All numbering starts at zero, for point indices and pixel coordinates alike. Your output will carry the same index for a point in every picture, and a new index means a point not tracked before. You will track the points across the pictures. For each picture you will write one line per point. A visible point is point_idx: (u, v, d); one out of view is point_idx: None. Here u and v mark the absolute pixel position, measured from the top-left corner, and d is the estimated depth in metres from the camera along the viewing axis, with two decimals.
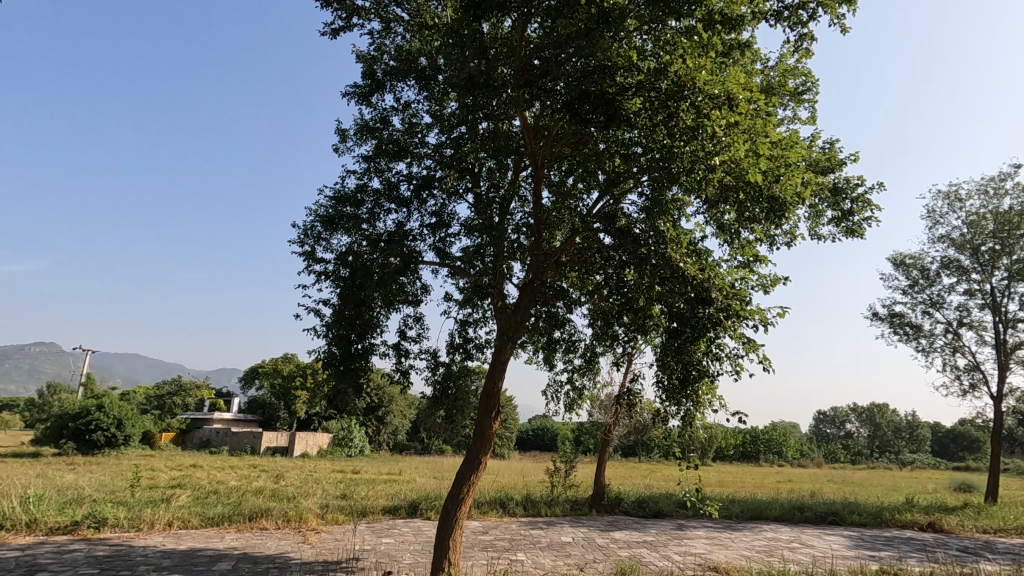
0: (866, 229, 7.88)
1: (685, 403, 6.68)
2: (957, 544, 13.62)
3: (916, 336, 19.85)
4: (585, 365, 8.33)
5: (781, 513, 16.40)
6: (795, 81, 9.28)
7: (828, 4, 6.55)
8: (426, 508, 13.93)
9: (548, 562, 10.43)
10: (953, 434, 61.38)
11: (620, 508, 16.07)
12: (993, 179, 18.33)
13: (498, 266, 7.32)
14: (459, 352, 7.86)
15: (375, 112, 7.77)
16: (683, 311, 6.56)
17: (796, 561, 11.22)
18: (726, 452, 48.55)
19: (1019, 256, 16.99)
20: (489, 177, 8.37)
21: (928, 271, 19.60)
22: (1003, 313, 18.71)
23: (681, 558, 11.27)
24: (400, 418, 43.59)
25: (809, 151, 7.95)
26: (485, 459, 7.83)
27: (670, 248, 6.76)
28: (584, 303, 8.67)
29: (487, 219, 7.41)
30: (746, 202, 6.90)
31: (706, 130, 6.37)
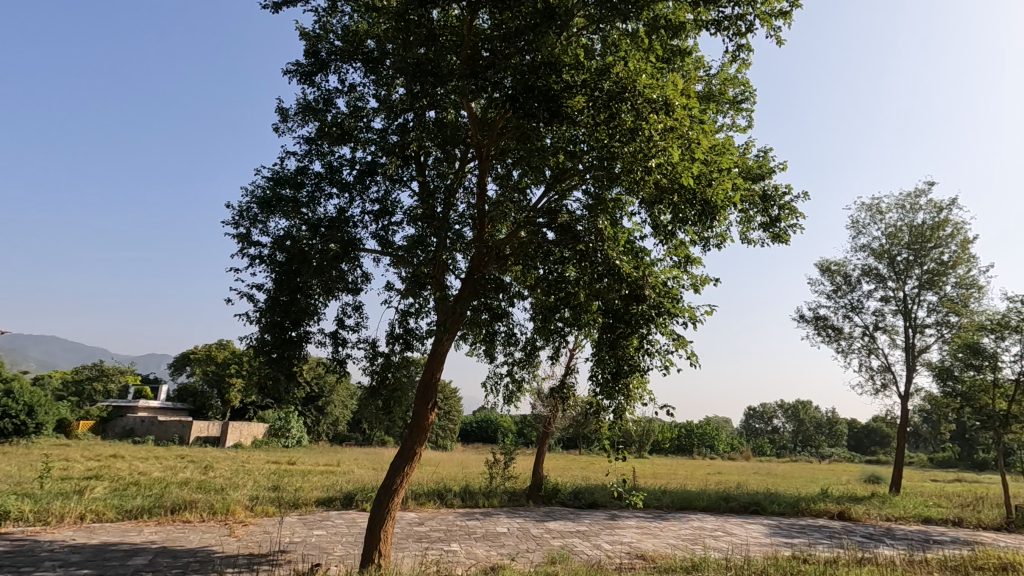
0: (791, 235, 8.39)
1: (618, 396, 6.82)
2: (862, 531, 14.74)
3: (836, 338, 21.21)
4: (525, 358, 8.39)
5: (708, 503, 17.18)
6: (735, 90, 9.70)
7: (764, 18, 6.97)
8: (362, 499, 13.74)
9: (481, 552, 10.50)
10: (867, 430, 66.03)
11: (557, 499, 16.40)
12: (910, 194, 19.78)
13: (440, 257, 7.26)
14: (398, 342, 7.76)
15: (318, 92, 7.48)
16: (618, 307, 6.76)
17: (716, 549, 11.83)
18: (662, 446, 50.39)
19: (930, 267, 18.41)
20: (435, 167, 8.26)
21: (850, 278, 20.95)
22: (913, 319, 20.25)
23: (611, 547, 11.61)
24: (340, 409, 42.66)
25: (742, 158, 8.30)
26: (419, 450, 7.79)
27: (608, 246, 6.92)
28: (526, 296, 8.74)
29: (432, 210, 7.33)
30: (680, 204, 7.09)
31: (644, 133, 6.52)
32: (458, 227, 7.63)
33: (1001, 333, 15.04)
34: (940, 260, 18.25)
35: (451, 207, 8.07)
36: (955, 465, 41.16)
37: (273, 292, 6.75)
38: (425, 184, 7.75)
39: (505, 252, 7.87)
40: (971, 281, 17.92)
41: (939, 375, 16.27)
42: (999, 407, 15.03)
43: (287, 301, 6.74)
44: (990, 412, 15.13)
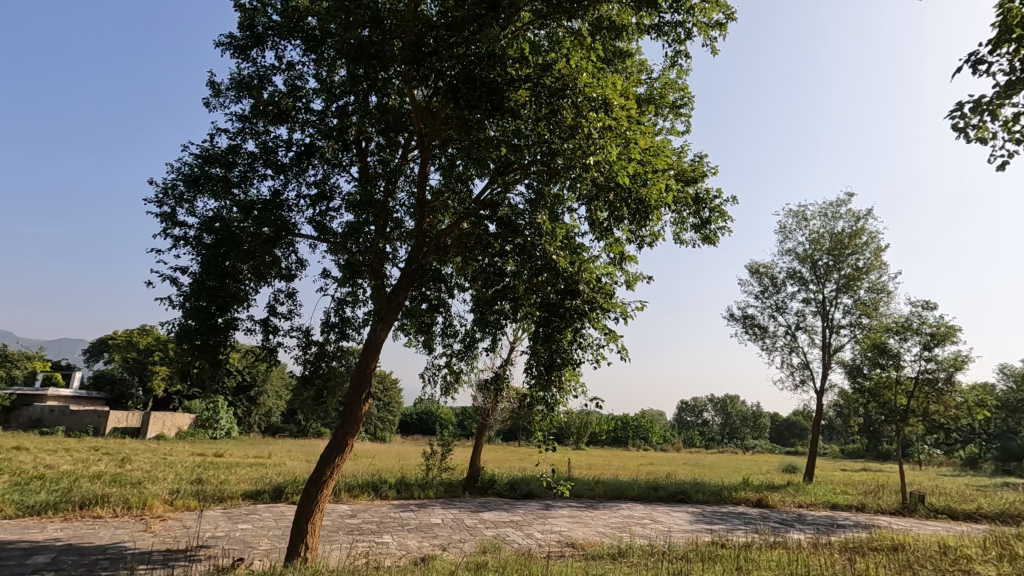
0: (720, 237, 8.84)
1: (550, 387, 6.90)
2: (776, 517, 15.77)
3: (761, 337, 22.44)
4: (464, 350, 8.38)
5: (638, 493, 17.84)
6: (675, 94, 10.06)
7: (701, 27, 7.37)
8: (292, 492, 13.37)
9: (413, 543, 10.46)
10: (788, 423, 70.39)
11: (493, 490, 16.55)
12: (832, 204, 21.16)
13: (378, 245, 7.12)
14: (333, 331, 7.56)
15: (253, 68, 7.14)
16: (553, 301, 6.85)
17: (643, 536, 12.31)
18: (599, 437, 51.78)
19: (847, 271, 19.76)
20: (376, 153, 8.08)
21: (776, 280, 22.20)
22: (829, 320, 21.72)
23: (543, 536, 11.85)
24: (274, 399, 41.20)
25: (679, 161, 8.64)
26: (351, 441, 7.67)
27: (545, 241, 7.00)
28: (466, 288, 8.73)
29: (372, 195, 7.16)
30: (615, 202, 7.30)
31: (583, 130, 6.61)
32: (398, 215, 7.51)
33: (904, 333, 16.41)
34: (856, 266, 19.62)
35: (392, 195, 7.92)
36: (862, 456, 44.68)
37: (199, 276, 6.41)
38: (366, 170, 7.56)
39: (445, 243, 7.80)
40: (881, 286, 19.44)
41: (850, 372, 17.57)
42: (900, 403, 16.41)
43: (214, 286, 6.42)
44: (892, 406, 16.50)
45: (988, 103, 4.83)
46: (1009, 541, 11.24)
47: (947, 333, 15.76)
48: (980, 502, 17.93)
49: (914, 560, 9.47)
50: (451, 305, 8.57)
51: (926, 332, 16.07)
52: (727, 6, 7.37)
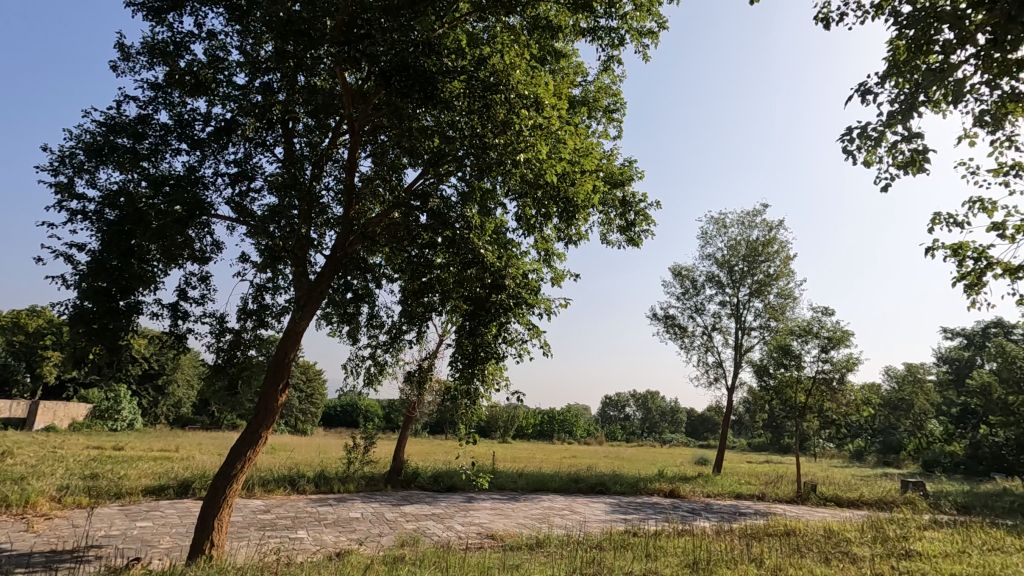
0: (643, 240, 9.23)
1: (473, 381, 6.92)
2: (686, 506, 16.70)
3: (681, 336, 23.61)
4: (389, 341, 8.19)
5: (560, 485, 18.32)
6: (608, 99, 10.38)
7: (634, 35, 7.68)
8: (200, 487, 12.65)
9: (329, 538, 10.20)
10: (701, 418, 74.60)
11: (416, 483, 16.43)
12: (748, 213, 22.55)
13: (302, 230, 6.84)
14: (250, 318, 7.20)
15: (168, 33, 6.62)
16: (479, 295, 6.83)
17: (561, 526, 12.66)
18: (526, 430, 52.66)
19: (759, 277, 21.14)
20: (303, 135, 7.74)
21: (696, 283, 23.41)
22: (742, 322, 23.19)
23: (464, 528, 11.93)
24: (184, 389, 38.72)
25: (608, 164, 8.93)
26: (266, 433, 7.33)
27: (475, 235, 6.96)
28: (394, 279, 8.57)
29: (297, 178, 6.86)
30: (543, 199, 7.43)
31: (515, 127, 6.64)
32: (325, 201, 7.25)
33: (805, 336, 17.83)
34: (768, 272, 21.04)
35: (320, 179, 7.62)
36: (765, 449, 48.21)
37: (99, 253, 5.87)
38: (291, 152, 7.23)
39: (374, 232, 7.60)
40: (788, 292, 20.96)
41: (757, 371, 18.84)
42: (799, 400, 17.82)
43: (117, 265, 5.89)
44: (792, 403, 17.87)
45: (873, 130, 5.33)
46: (882, 524, 12.54)
47: (842, 337, 17.27)
48: (862, 490, 19.81)
49: (803, 543, 10.35)
50: (377, 295, 8.38)
51: (824, 336, 17.53)
52: (659, 15, 7.68)
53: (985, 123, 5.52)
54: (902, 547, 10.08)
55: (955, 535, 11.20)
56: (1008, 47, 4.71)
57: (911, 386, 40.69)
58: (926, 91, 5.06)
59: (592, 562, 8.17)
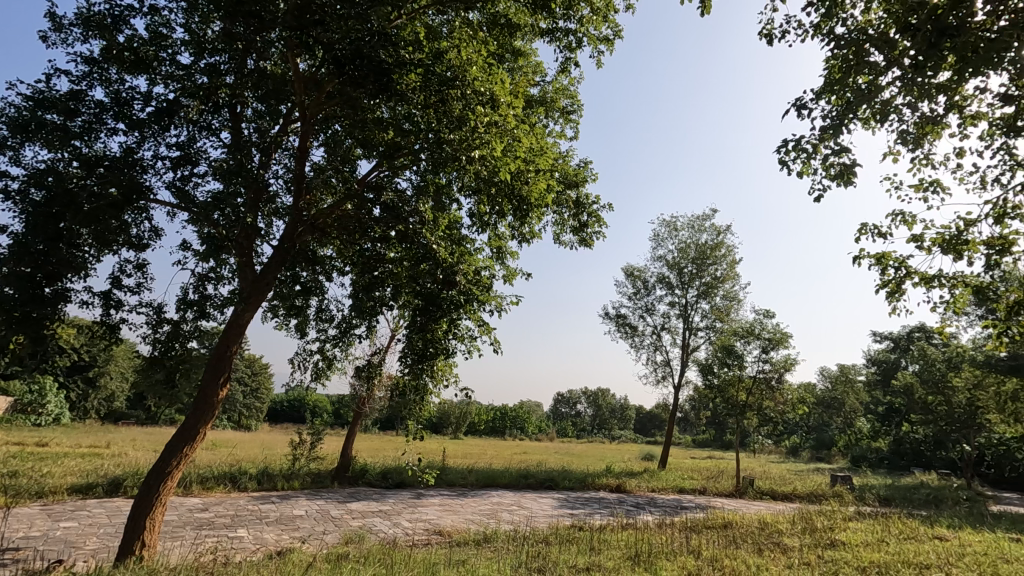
0: (595, 241, 9.40)
1: (422, 377, 6.88)
2: (631, 500, 17.16)
3: (631, 335, 24.17)
4: (338, 336, 8.02)
5: (510, 480, 18.46)
6: (566, 100, 10.52)
7: (591, 39, 7.82)
8: (132, 485, 12.05)
9: (271, 537, 9.92)
10: (650, 415, 76.68)
11: (364, 479, 16.19)
12: (698, 218, 23.31)
13: (249, 218, 6.59)
14: (191, 309, 6.90)
15: (107, 6, 6.24)
16: (431, 290, 6.77)
17: (509, 521, 12.77)
18: (478, 426, 52.67)
19: (707, 279, 21.89)
20: (251, 121, 7.48)
21: (647, 284, 24.01)
22: (689, 322, 23.95)
23: (411, 525, 11.84)
24: (117, 382, 36.73)
25: (563, 165, 9.05)
26: (205, 429, 7.05)
27: (428, 230, 6.87)
28: (345, 272, 8.40)
29: (245, 164, 6.61)
30: (497, 196, 7.45)
31: (470, 124, 6.61)
32: (273, 190, 7.03)
33: (748, 337, 18.61)
34: (715, 275, 21.81)
35: (268, 168, 7.38)
36: (709, 445, 50.06)
37: (23, 236, 5.47)
38: (238, 137, 6.97)
39: (324, 224, 7.41)
40: (733, 294, 21.81)
41: (702, 370, 19.54)
42: (741, 398, 18.59)
43: (43, 249, 5.50)
44: (734, 401, 18.62)
45: (809, 144, 5.62)
46: (811, 516, 13.27)
47: (781, 339, 18.12)
48: (795, 484, 20.90)
49: (738, 535, 10.84)
50: (327, 288, 8.20)
51: (765, 337, 18.34)
52: (615, 21, 7.84)
53: (906, 141, 5.90)
54: (828, 537, 10.72)
55: (876, 526, 11.98)
56: (931, 73, 5.06)
57: (843, 386, 43.12)
58: (857, 108, 5.37)
59: (537, 556, 8.29)
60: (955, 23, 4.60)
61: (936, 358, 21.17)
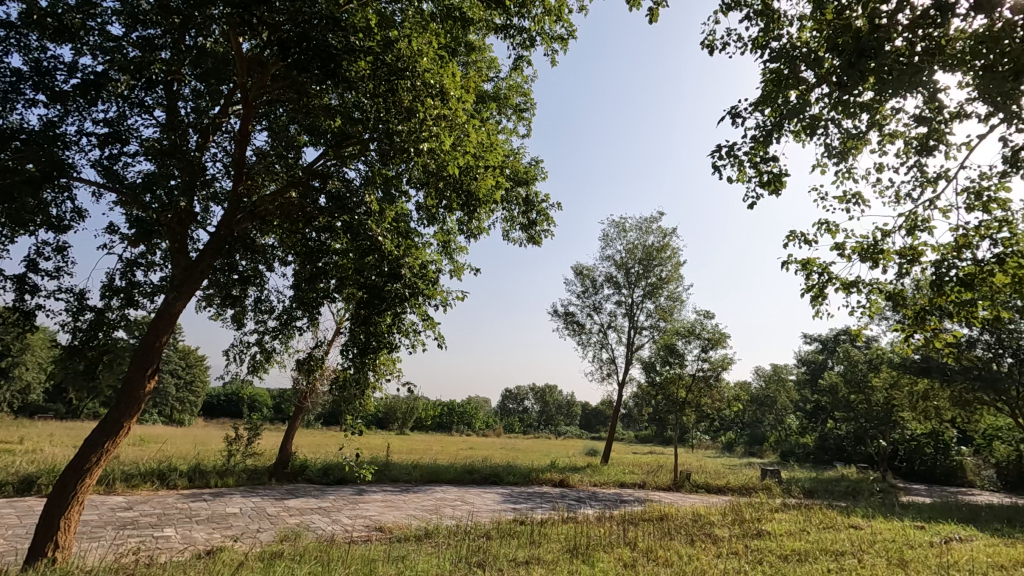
0: (543, 238, 9.52)
1: (364, 370, 6.66)
2: (573, 495, 17.48)
3: (579, 332, 24.59)
4: (278, 328, 7.74)
5: (454, 476, 18.43)
6: (519, 97, 10.59)
7: (544, 38, 7.89)
8: (47, 484, 11.24)
9: (200, 536, 9.52)
10: (595, 412, 78.29)
11: (303, 475, 15.76)
12: (646, 219, 23.94)
13: (183, 203, 6.26)
14: (117, 296, 6.49)
15: None
16: (375, 284, 6.60)
17: (451, 517, 12.76)
18: (424, 422, 52.28)
19: (652, 279, 22.52)
20: (189, 100, 7.11)
21: (595, 283, 24.47)
22: (635, 321, 24.57)
23: (350, 521, 11.64)
24: (34, 373, 34.15)
25: (514, 162, 9.11)
26: (129, 422, 6.64)
27: (373, 222, 6.68)
28: (287, 262, 8.13)
29: (180, 145, 6.26)
30: (446, 190, 7.37)
31: (419, 116, 6.49)
32: (211, 173, 6.68)
33: (688, 337, 19.30)
34: (660, 276, 22.47)
35: (207, 150, 7.03)
36: (650, 441, 51.67)
37: None
38: (174, 116, 6.61)
39: (266, 211, 7.10)
40: (677, 295, 22.55)
41: (645, 367, 20.13)
42: (680, 395, 19.26)
43: None
44: (674, 398, 19.30)
45: (745, 153, 5.87)
46: (741, 508, 13.93)
47: (719, 339, 18.89)
48: (728, 478, 21.88)
49: (672, 527, 11.26)
50: (267, 278, 7.90)
51: (704, 336, 19.07)
52: (568, 21, 7.95)
53: (832, 156, 6.28)
54: (754, 528, 11.30)
55: (799, 516, 12.72)
56: (854, 93, 5.41)
57: (775, 384, 45.48)
58: (789, 121, 5.66)
59: (477, 551, 8.34)
60: (875, 45, 4.96)
61: (858, 360, 22.61)
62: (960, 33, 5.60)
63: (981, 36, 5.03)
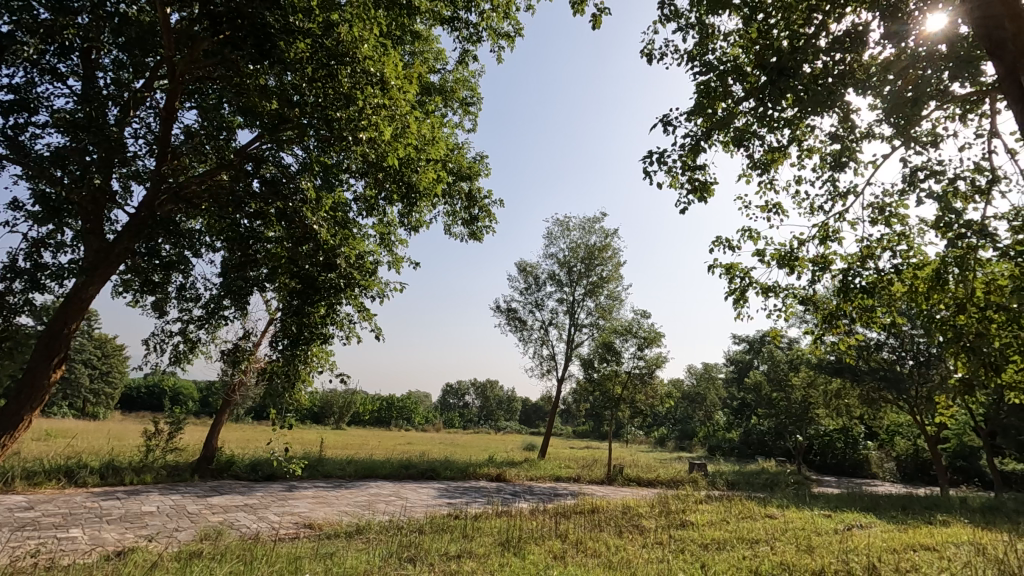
0: (484, 235, 9.54)
1: (295, 362, 6.40)
2: (509, 489, 17.66)
3: (520, 329, 24.79)
4: (204, 317, 7.35)
5: (390, 471, 18.17)
6: (466, 92, 10.56)
7: (491, 34, 7.91)
8: None
9: (111, 536, 8.93)
10: (535, 407, 79.31)
11: (229, 472, 15.07)
12: (589, 219, 24.42)
13: (98, 180, 5.82)
14: (20, 278, 5.97)
15: None
16: (310, 274, 6.30)
17: (385, 512, 12.59)
18: (362, 417, 51.16)
19: (594, 278, 23.01)
20: (109, 71, 6.65)
21: (538, 280, 24.75)
22: (576, 319, 25.03)
23: (278, 518, 11.25)
24: None
25: (458, 157, 9.08)
26: (30, 417, 6.07)
27: (309, 209, 6.42)
28: (216, 249, 7.73)
29: (98, 118, 5.84)
30: (386, 180, 7.24)
31: (359, 103, 6.33)
32: (132, 151, 6.24)
33: (626, 335, 19.89)
34: (601, 275, 22.99)
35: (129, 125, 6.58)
36: (587, 436, 52.93)
37: None
38: (91, 86, 6.15)
39: (193, 193, 6.71)
40: (616, 295, 23.17)
41: (584, 364, 20.57)
42: (616, 392, 19.80)
43: None
44: (610, 394, 19.84)
45: (677, 159, 6.09)
46: (668, 500, 14.52)
47: (654, 337, 19.56)
48: (658, 472, 22.73)
49: (603, 519, 11.60)
50: (193, 264, 7.44)
51: (641, 335, 19.72)
52: (515, 20, 8.00)
53: (757, 167, 6.65)
54: (679, 519, 11.83)
55: (720, 507, 13.42)
56: (779, 108, 5.74)
57: (706, 382, 47.67)
58: (719, 131, 5.93)
59: (409, 546, 8.27)
60: (794, 66, 5.30)
61: (780, 360, 24.06)
62: (872, 61, 6.05)
63: (889, 64, 5.48)
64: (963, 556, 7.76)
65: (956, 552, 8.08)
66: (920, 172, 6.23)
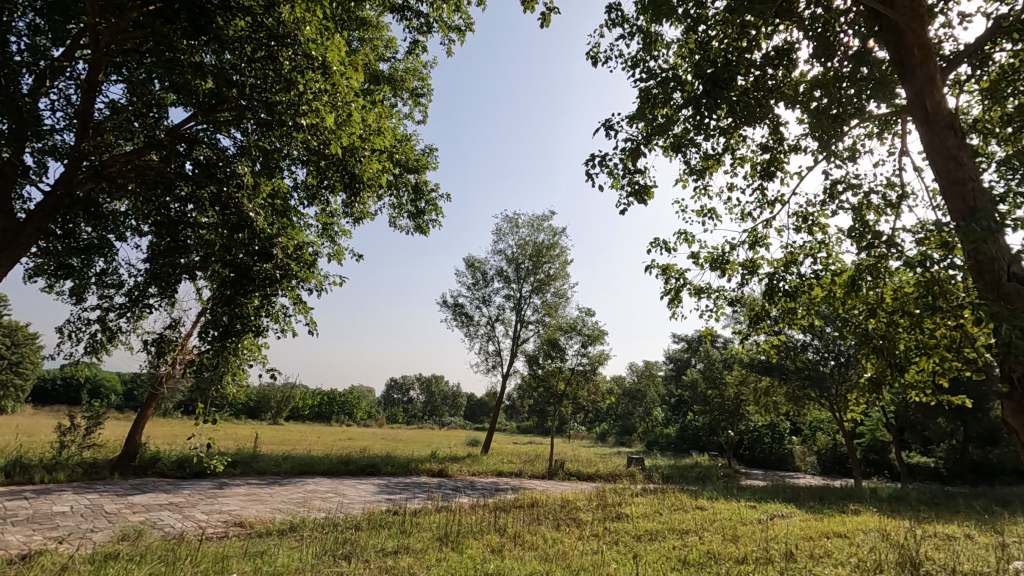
0: (431, 228, 9.47)
1: (226, 354, 6.10)
2: (450, 484, 17.64)
3: (467, 324, 24.76)
4: (127, 305, 6.95)
5: (328, 467, 17.76)
6: (416, 82, 10.43)
7: (440, 26, 7.83)
8: None
9: (16, 538, 8.30)
10: (479, 403, 79.48)
11: (153, 469, 14.30)
12: (538, 217, 24.64)
13: (8, 153, 5.37)
14: None
15: None
16: (244, 262, 5.92)
17: (321, 509, 12.29)
18: (301, 412, 49.71)
19: (540, 276, 23.25)
20: (24, 35, 6.12)
21: (485, 276, 24.78)
22: (522, 315, 25.22)
23: (206, 517, 10.77)
24: None
25: (405, 148, 8.96)
26: None
27: (246, 195, 6.14)
28: (142, 233, 7.31)
29: (10, 87, 5.38)
30: (329, 169, 7.05)
31: (300, 88, 6.13)
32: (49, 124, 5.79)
33: (570, 333, 20.22)
34: (548, 272, 23.26)
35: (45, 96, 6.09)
36: (531, 432, 53.63)
37: None
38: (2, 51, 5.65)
39: (117, 173, 6.30)
40: (562, 293, 23.52)
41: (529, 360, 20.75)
42: (560, 387, 20.14)
43: None
44: (553, 390, 20.17)
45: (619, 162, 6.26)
46: (606, 493, 14.92)
47: (597, 335, 19.97)
48: (598, 466, 23.30)
49: (542, 512, 11.81)
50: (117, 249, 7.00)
51: (585, 333, 20.09)
52: (467, 14, 7.96)
53: (694, 172, 6.93)
54: (615, 511, 12.22)
55: (654, 500, 13.93)
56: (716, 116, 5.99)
57: (646, 379, 49.23)
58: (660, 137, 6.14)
59: (345, 543, 8.13)
60: (731, 78, 5.55)
61: (715, 359, 25.16)
62: (801, 77, 6.42)
63: (815, 81, 5.82)
64: (869, 542, 8.38)
65: (863, 538, 8.73)
66: (840, 185, 6.68)
